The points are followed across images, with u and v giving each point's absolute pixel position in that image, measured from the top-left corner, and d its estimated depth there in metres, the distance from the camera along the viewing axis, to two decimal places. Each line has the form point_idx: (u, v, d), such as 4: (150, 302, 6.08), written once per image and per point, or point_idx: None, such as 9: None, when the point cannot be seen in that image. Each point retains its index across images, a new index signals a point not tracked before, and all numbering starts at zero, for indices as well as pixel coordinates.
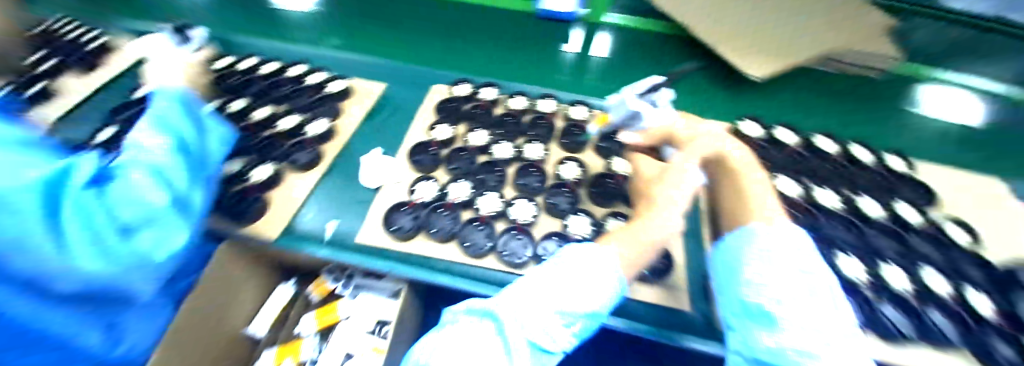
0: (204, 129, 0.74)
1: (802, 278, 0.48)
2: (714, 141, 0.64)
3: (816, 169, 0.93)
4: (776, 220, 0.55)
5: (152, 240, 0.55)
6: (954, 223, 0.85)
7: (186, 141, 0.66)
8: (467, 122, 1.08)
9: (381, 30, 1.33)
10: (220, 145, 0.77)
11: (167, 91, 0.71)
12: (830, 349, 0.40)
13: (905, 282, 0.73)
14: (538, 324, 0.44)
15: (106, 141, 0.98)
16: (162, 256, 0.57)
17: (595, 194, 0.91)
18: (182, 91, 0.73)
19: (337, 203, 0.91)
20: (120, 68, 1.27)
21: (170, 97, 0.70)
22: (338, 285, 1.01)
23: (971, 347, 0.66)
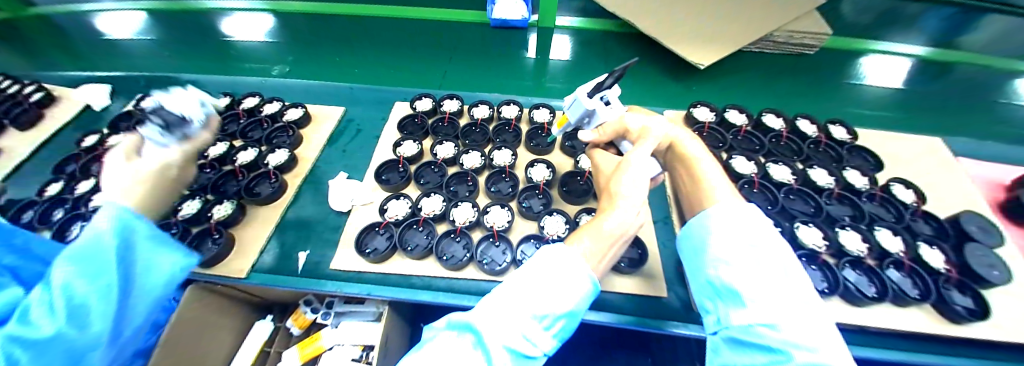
0: (148, 261, 0.54)
1: (751, 251, 0.50)
2: (664, 132, 0.67)
3: (769, 147, 0.97)
4: (727, 198, 0.58)
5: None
6: (900, 184, 0.90)
7: (90, 313, 0.45)
8: (430, 135, 1.08)
9: (341, 56, 1.37)
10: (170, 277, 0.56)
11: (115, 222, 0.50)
12: (791, 317, 0.42)
13: (862, 245, 0.77)
14: (514, 329, 0.43)
15: (55, 196, 0.93)
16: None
17: (568, 195, 0.92)
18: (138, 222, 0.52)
19: (307, 232, 0.90)
20: (66, 119, 1.21)
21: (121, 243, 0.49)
22: (318, 315, 0.96)
23: (931, 299, 0.70)
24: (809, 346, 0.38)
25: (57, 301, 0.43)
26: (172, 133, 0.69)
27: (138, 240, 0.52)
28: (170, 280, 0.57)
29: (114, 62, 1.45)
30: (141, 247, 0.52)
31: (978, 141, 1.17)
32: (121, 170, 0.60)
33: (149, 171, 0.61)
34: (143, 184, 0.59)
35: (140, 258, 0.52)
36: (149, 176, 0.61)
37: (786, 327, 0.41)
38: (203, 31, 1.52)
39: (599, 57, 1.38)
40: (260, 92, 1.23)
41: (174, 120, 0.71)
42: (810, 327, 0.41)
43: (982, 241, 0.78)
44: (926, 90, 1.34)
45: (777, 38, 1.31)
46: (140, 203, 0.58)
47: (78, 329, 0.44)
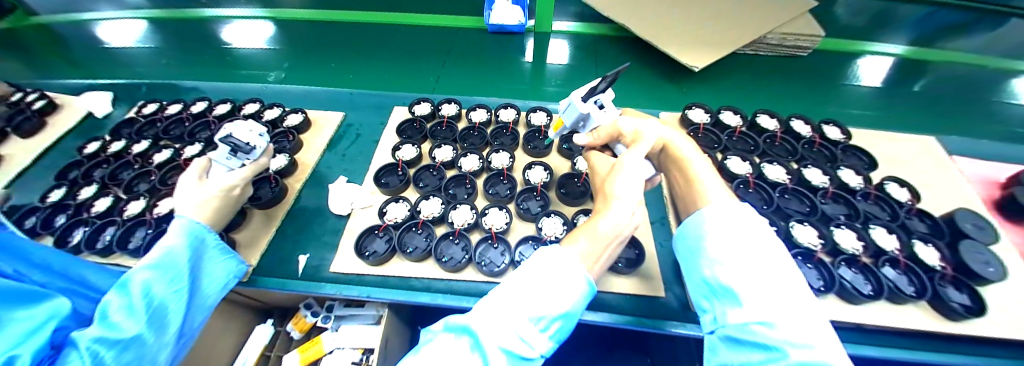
0: (207, 270, 0.61)
1: (746, 247, 0.50)
2: (657, 131, 0.69)
3: (763, 148, 0.98)
4: (720, 198, 0.58)
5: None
6: (895, 183, 0.91)
7: (163, 314, 0.51)
8: (431, 138, 1.10)
9: (344, 63, 1.40)
10: (222, 282, 0.64)
11: (181, 231, 0.59)
12: (786, 314, 0.41)
13: (856, 243, 0.78)
14: (510, 330, 0.43)
15: (57, 202, 0.94)
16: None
17: (563, 196, 0.93)
18: (198, 230, 0.61)
19: (307, 236, 0.90)
20: (68, 126, 1.22)
21: (187, 246, 0.58)
22: (318, 318, 0.96)
23: (927, 296, 0.70)
24: (803, 343, 0.38)
25: (139, 301, 0.49)
26: (237, 157, 0.74)
27: (202, 252, 0.61)
28: (221, 291, 0.64)
29: (116, 69, 1.47)
30: (203, 259, 0.60)
31: (972, 139, 1.18)
32: (192, 191, 0.67)
33: (213, 195, 0.67)
34: (213, 200, 0.67)
35: (204, 267, 0.60)
36: (218, 194, 0.68)
37: (780, 320, 0.41)
38: (204, 39, 1.54)
39: (593, 60, 1.40)
40: (260, 98, 1.24)
41: (241, 149, 0.72)
42: (805, 324, 0.40)
43: (979, 239, 0.78)
44: (919, 90, 1.35)
45: (771, 40, 1.34)
46: (210, 217, 0.66)
47: (155, 328, 0.49)
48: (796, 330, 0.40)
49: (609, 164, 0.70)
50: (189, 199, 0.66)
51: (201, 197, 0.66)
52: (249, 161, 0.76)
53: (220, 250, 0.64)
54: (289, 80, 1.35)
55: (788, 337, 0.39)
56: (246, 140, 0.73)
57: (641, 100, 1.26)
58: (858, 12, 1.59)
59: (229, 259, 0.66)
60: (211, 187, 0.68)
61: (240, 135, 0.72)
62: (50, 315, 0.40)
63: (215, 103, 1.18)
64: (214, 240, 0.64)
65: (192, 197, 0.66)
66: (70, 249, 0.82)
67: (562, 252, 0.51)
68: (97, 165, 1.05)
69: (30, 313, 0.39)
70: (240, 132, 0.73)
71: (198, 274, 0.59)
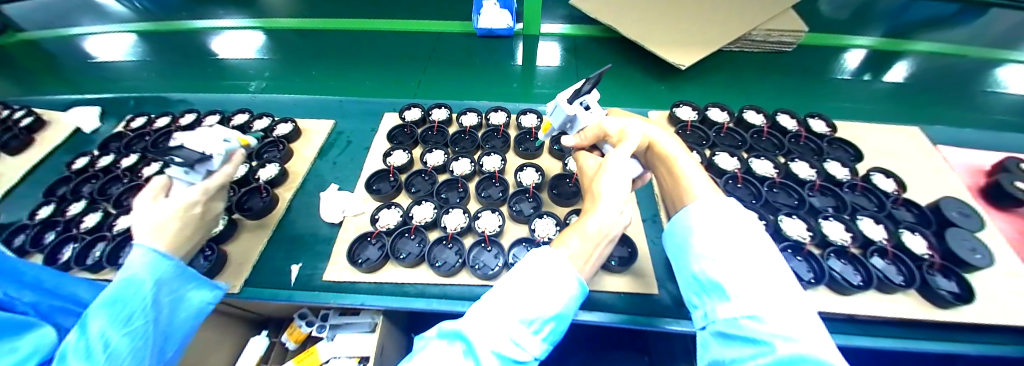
0: (176, 299, 0.58)
1: (733, 240, 0.50)
2: (642, 131, 0.70)
3: (750, 143, 0.99)
4: (706, 194, 0.59)
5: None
6: (881, 174, 0.93)
7: (120, 354, 0.47)
8: (422, 143, 1.10)
9: (334, 71, 1.40)
10: (193, 308, 0.61)
11: (140, 259, 0.55)
12: (775, 308, 0.41)
13: (844, 234, 0.79)
14: (502, 333, 0.43)
15: (46, 219, 0.93)
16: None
17: (554, 197, 0.94)
18: (161, 256, 0.57)
19: (299, 245, 0.90)
20: (57, 142, 1.21)
21: (149, 274, 0.54)
22: (313, 328, 0.95)
23: (914, 284, 0.71)
24: (791, 336, 0.38)
25: (97, 342, 0.45)
26: (195, 171, 0.71)
27: (171, 281, 0.57)
28: (189, 322, 0.60)
29: (102, 81, 1.46)
30: (170, 289, 0.57)
31: (956, 128, 1.20)
32: (152, 210, 0.63)
33: (167, 217, 0.63)
34: (173, 221, 0.63)
35: (172, 296, 0.57)
36: (177, 214, 0.64)
37: (768, 314, 0.41)
38: (193, 51, 1.53)
39: (583, 60, 1.41)
40: (250, 108, 1.23)
41: (194, 161, 0.67)
42: (792, 317, 0.40)
43: (964, 226, 0.79)
44: (902, 81, 1.37)
45: (755, 37, 1.38)
46: (170, 242, 0.62)
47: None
48: (783, 322, 0.40)
49: (596, 163, 0.71)
50: (144, 221, 0.61)
51: (157, 219, 0.62)
52: (207, 174, 0.72)
53: (189, 275, 0.60)
54: (278, 89, 1.35)
55: (777, 331, 0.39)
56: (201, 150, 0.67)
57: (630, 99, 1.27)
58: (839, 8, 1.63)
59: (197, 283, 0.62)
60: (170, 206, 0.64)
61: (197, 144, 0.67)
62: (32, 350, 0.40)
63: (206, 114, 1.18)
64: (182, 264, 0.60)
65: (149, 218, 0.61)
66: (58, 266, 0.81)
67: (552, 253, 0.51)
68: (86, 180, 1.04)
69: (15, 344, 0.39)
70: (198, 142, 0.67)
71: (164, 303, 0.55)
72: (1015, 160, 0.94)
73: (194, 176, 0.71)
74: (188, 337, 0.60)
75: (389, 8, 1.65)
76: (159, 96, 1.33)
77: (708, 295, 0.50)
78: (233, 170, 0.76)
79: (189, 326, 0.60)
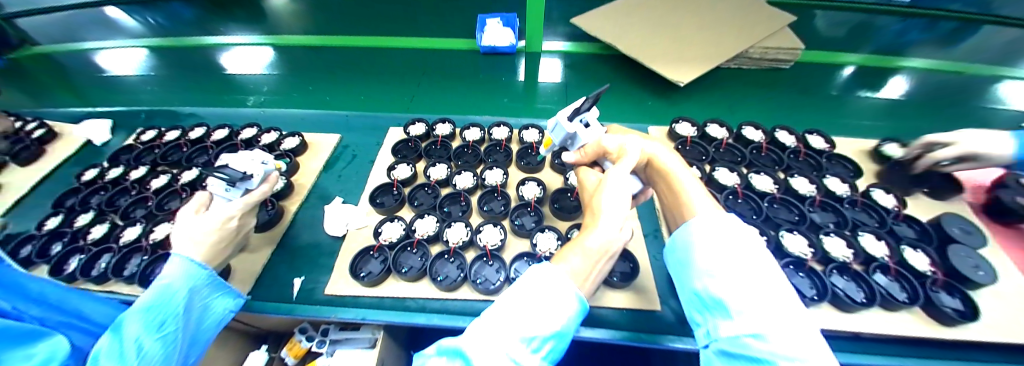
0: (204, 308, 0.60)
1: (735, 257, 0.50)
2: (643, 148, 0.71)
3: (750, 158, 1.00)
4: (706, 210, 0.59)
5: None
6: (881, 190, 0.93)
7: (149, 359, 0.49)
8: (427, 157, 1.12)
9: (341, 85, 1.44)
10: (217, 318, 0.63)
11: (179, 268, 0.58)
12: (777, 326, 0.41)
13: (846, 250, 0.79)
14: (502, 350, 0.43)
15: (54, 230, 0.94)
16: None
17: (554, 211, 0.94)
18: (197, 266, 0.60)
19: (301, 258, 0.90)
20: (66, 154, 1.23)
21: (183, 283, 0.57)
22: (312, 343, 0.94)
23: (919, 301, 0.71)
24: (795, 355, 0.38)
25: (130, 345, 0.47)
26: (236, 187, 0.72)
27: (202, 289, 0.60)
28: (213, 330, 0.62)
29: (112, 94, 1.49)
30: (200, 298, 0.59)
31: None
32: (195, 223, 0.66)
33: (208, 231, 0.65)
34: (212, 234, 0.65)
35: (202, 305, 0.60)
36: (219, 227, 0.66)
37: (771, 332, 0.41)
38: (203, 67, 1.58)
39: (584, 77, 1.45)
40: (258, 122, 1.26)
41: (237, 178, 0.69)
42: (796, 336, 0.40)
43: (967, 244, 0.79)
44: (899, 99, 1.39)
45: (753, 55, 1.38)
46: (206, 255, 0.64)
47: None
48: (786, 340, 0.40)
49: (597, 179, 0.72)
50: (188, 233, 0.64)
51: (200, 231, 0.64)
52: (246, 191, 0.73)
53: (219, 285, 0.63)
54: (285, 104, 1.38)
55: (782, 350, 0.39)
56: (244, 169, 0.71)
57: (628, 114, 1.30)
58: (835, 26, 1.67)
59: (225, 294, 0.64)
60: (212, 219, 0.66)
61: (240, 165, 0.72)
62: (51, 355, 0.41)
63: (214, 128, 1.21)
64: (215, 274, 0.63)
65: (195, 229, 0.64)
66: (64, 277, 0.81)
67: (553, 269, 0.52)
68: (94, 191, 1.06)
69: (30, 351, 0.40)
70: (241, 162, 0.72)
71: (194, 312, 0.58)
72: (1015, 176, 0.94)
73: (234, 192, 0.71)
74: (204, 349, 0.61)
75: (394, 25, 1.70)
76: (169, 110, 1.36)
77: (710, 311, 0.50)
78: (269, 190, 0.76)
79: (210, 336, 0.62)
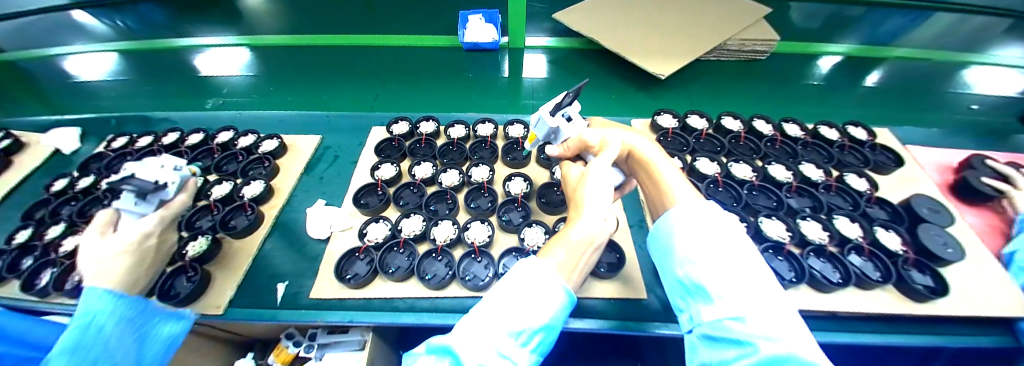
0: (137, 338, 0.55)
1: (718, 244, 0.50)
2: (625, 139, 0.71)
3: (729, 148, 1.02)
4: (687, 197, 0.60)
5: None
6: (854, 174, 0.96)
7: None
8: (412, 156, 1.11)
9: (322, 86, 1.41)
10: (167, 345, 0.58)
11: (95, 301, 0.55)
12: (758, 309, 0.42)
13: (822, 233, 0.81)
14: (490, 345, 0.43)
15: (23, 243, 0.89)
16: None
17: (539, 205, 0.95)
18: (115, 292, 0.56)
19: (285, 262, 0.88)
20: (34, 164, 1.17)
21: (107, 311, 0.54)
22: (300, 348, 0.93)
23: (892, 280, 0.74)
24: (776, 336, 0.39)
25: None
26: (147, 201, 0.69)
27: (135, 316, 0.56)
28: (161, 357, 0.57)
29: (81, 101, 1.43)
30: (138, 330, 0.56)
31: (922, 130, 1.27)
32: (100, 244, 0.64)
33: (125, 247, 0.64)
34: (122, 258, 0.64)
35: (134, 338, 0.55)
36: (130, 248, 0.64)
37: (749, 313, 0.42)
38: (178, 70, 1.52)
39: (570, 72, 1.45)
40: (236, 126, 1.23)
41: (148, 190, 0.66)
42: (774, 317, 0.41)
43: (936, 222, 0.83)
44: (870, 86, 1.45)
45: (731, 47, 1.42)
46: (121, 280, 0.63)
47: None
48: (766, 321, 0.40)
49: (580, 173, 0.72)
50: (92, 255, 0.62)
51: (109, 253, 0.63)
52: (159, 203, 0.71)
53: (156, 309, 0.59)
54: (263, 106, 1.34)
55: (764, 332, 0.39)
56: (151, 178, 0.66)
57: (610, 108, 1.30)
58: (810, 17, 1.71)
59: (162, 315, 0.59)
60: (118, 240, 0.64)
61: (149, 174, 0.67)
62: None
63: (189, 133, 1.17)
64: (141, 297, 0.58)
65: (100, 251, 0.63)
66: (35, 293, 0.78)
67: (539, 263, 0.52)
68: (65, 202, 1.01)
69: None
70: (149, 171, 0.67)
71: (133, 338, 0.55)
72: (980, 158, 1.00)
73: (146, 206, 0.69)
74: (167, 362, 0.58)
75: (376, 24, 1.66)
76: (142, 116, 1.32)
77: (693, 296, 0.50)
78: (187, 197, 0.75)
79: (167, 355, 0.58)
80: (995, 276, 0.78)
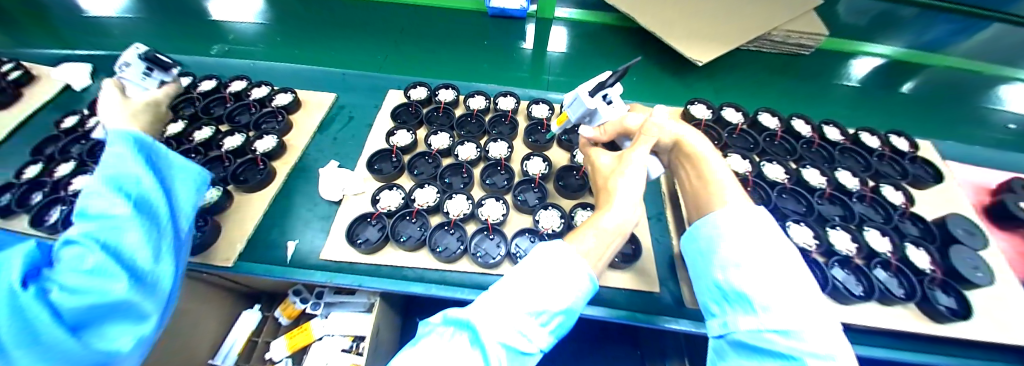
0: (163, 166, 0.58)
1: (763, 251, 0.47)
2: (675, 127, 0.64)
3: (763, 146, 0.97)
4: (737, 200, 0.54)
5: (112, 329, 0.45)
6: (890, 186, 0.91)
7: (150, 205, 0.53)
8: (429, 124, 1.07)
9: (339, 43, 1.35)
10: (192, 186, 0.63)
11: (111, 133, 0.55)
12: (807, 323, 0.40)
13: (851, 244, 0.78)
14: (510, 326, 0.41)
15: (33, 179, 0.88)
16: (130, 344, 0.47)
17: (556, 189, 0.92)
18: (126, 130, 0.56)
19: (296, 220, 0.88)
20: (45, 99, 1.15)
21: (121, 135, 0.54)
22: (307, 305, 0.95)
23: (915, 298, 0.71)
24: (826, 354, 0.37)
25: (115, 195, 0.49)
26: (153, 77, 0.78)
27: (157, 152, 0.58)
28: (191, 189, 0.62)
29: (90, 38, 1.38)
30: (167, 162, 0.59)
31: (961, 146, 1.21)
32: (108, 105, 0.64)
33: (141, 104, 0.66)
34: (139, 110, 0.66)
35: (164, 167, 0.59)
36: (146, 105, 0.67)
37: (799, 327, 0.40)
38: (191, 12, 1.45)
39: (599, 50, 1.37)
40: (249, 76, 1.18)
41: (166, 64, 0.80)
42: (823, 332, 0.40)
43: (969, 245, 0.79)
44: (910, 96, 1.38)
45: (776, 37, 1.30)
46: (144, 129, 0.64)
47: (143, 219, 0.51)
48: (817, 335, 0.39)
49: (610, 159, 0.64)
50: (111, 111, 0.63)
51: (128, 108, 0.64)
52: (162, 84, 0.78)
53: (181, 155, 0.62)
54: (277, 59, 1.30)
55: (818, 348, 0.38)
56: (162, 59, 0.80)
57: (640, 92, 1.25)
58: None
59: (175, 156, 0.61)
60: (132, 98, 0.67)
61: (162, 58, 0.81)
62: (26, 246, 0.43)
63: (201, 79, 1.13)
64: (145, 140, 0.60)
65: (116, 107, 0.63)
66: (45, 229, 0.78)
67: (566, 247, 0.49)
68: (75, 140, 0.99)
69: (4, 255, 0.41)
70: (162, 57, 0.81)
71: (163, 166, 0.59)
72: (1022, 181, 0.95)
73: (152, 82, 0.77)
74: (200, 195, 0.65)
75: None
76: None
77: (727, 302, 0.48)
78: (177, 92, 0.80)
79: (200, 185, 0.65)
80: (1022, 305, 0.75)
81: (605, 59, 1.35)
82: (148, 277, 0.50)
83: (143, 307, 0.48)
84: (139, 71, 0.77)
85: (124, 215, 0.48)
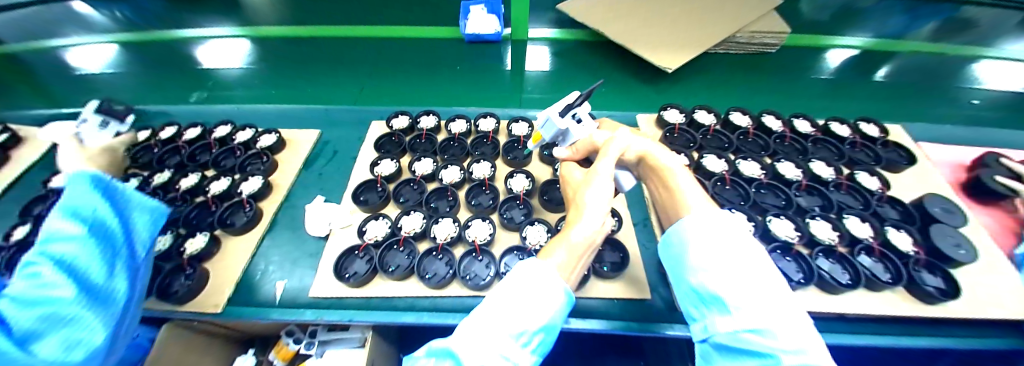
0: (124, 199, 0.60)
1: (732, 253, 0.48)
2: (642, 142, 0.66)
3: (737, 144, 1.00)
4: (700, 205, 0.56)
5: (60, 342, 0.46)
6: (865, 172, 0.94)
7: (106, 232, 0.55)
8: (413, 152, 1.09)
9: (320, 80, 1.38)
10: (153, 218, 0.65)
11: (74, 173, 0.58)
12: (777, 319, 0.41)
13: (832, 233, 0.80)
14: (492, 350, 0.41)
15: (21, 241, 0.88)
16: (79, 359, 0.47)
17: (541, 204, 0.93)
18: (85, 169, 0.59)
19: (284, 259, 0.87)
20: (32, 159, 1.16)
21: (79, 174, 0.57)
22: (300, 345, 0.93)
23: (903, 282, 0.72)
24: (797, 349, 0.38)
25: (72, 222, 0.52)
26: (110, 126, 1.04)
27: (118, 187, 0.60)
28: (152, 220, 0.64)
29: (77, 95, 1.41)
30: (129, 192, 0.61)
31: (932, 126, 1.24)
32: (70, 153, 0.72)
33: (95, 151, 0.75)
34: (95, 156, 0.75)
35: (126, 200, 0.60)
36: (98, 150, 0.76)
37: (771, 325, 0.41)
38: (177, 63, 1.49)
39: (574, 65, 1.42)
40: (233, 120, 1.20)
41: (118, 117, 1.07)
42: (793, 326, 0.41)
43: (948, 223, 0.81)
44: (878, 82, 1.42)
45: (739, 39, 1.37)
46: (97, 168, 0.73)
47: (96, 244, 0.53)
48: (788, 330, 0.40)
49: (581, 174, 0.68)
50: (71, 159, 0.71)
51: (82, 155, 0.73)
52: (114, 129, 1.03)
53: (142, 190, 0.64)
54: (260, 100, 1.32)
55: (790, 344, 0.39)
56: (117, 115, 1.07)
57: (617, 100, 1.30)
58: (821, 8, 1.63)
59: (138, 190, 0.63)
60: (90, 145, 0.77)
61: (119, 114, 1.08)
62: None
63: (187, 127, 1.15)
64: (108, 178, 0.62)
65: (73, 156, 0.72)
66: None
67: (539, 265, 0.50)
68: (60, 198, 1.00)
69: None
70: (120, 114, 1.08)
71: (126, 198, 0.61)
72: (993, 156, 0.97)
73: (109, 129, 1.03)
74: (160, 227, 0.66)
75: (375, 14, 1.61)
76: (138, 111, 1.30)
77: (705, 305, 0.49)
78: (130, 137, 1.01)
79: (160, 218, 0.66)
80: (1010, 279, 0.76)
81: (580, 72, 1.39)
82: (99, 296, 0.52)
83: (94, 322, 0.49)
84: (97, 123, 1.02)
85: (78, 236, 0.51)
